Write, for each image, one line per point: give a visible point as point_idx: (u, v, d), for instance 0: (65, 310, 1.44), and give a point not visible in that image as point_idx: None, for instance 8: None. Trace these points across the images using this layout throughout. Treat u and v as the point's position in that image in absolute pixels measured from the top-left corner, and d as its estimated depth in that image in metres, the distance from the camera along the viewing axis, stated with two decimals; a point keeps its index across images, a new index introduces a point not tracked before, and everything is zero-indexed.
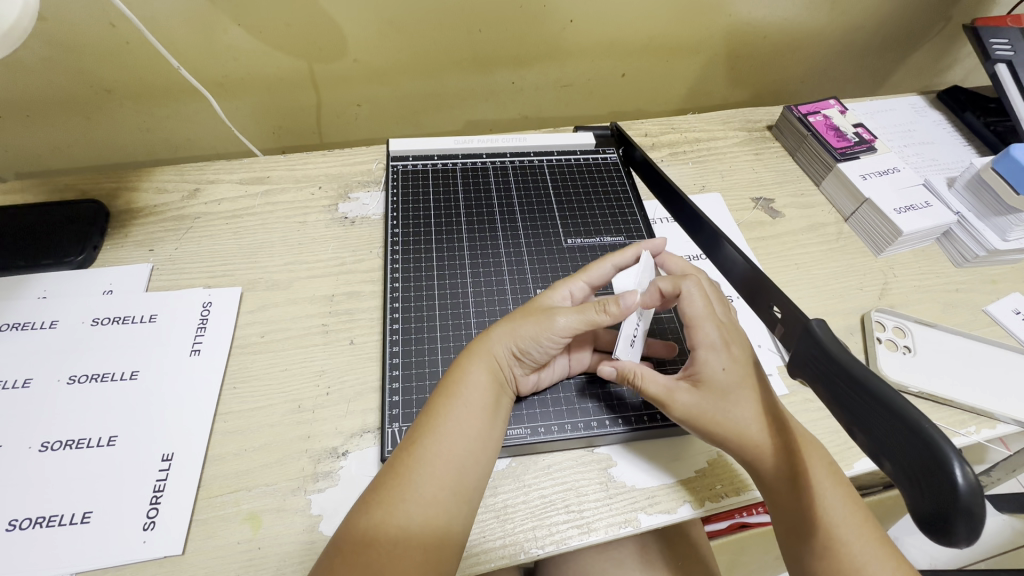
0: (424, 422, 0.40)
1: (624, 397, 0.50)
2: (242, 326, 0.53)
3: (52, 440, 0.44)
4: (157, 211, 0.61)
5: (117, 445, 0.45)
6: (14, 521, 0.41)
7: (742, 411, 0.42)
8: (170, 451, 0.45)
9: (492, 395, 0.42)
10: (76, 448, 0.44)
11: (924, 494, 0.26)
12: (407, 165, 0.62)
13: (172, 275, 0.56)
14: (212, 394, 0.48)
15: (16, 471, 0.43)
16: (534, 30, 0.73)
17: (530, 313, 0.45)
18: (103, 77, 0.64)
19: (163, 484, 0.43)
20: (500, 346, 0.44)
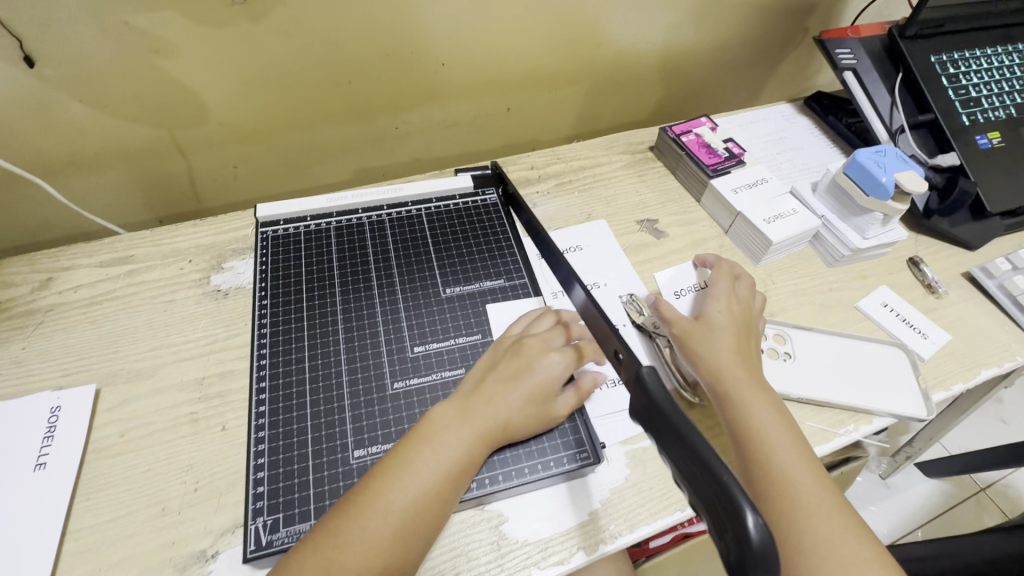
0: (397, 456, 0.42)
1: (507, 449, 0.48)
2: (99, 427, 0.49)
3: None
4: (2, 308, 0.57)
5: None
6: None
7: (729, 344, 0.52)
8: None
9: (481, 456, 0.44)
10: None
11: (726, 541, 0.26)
12: (277, 230, 0.59)
13: (16, 379, 0.52)
14: (60, 511, 0.44)
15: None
16: (407, 76, 0.73)
17: (538, 391, 0.47)
18: None
19: None
20: (503, 415, 0.46)
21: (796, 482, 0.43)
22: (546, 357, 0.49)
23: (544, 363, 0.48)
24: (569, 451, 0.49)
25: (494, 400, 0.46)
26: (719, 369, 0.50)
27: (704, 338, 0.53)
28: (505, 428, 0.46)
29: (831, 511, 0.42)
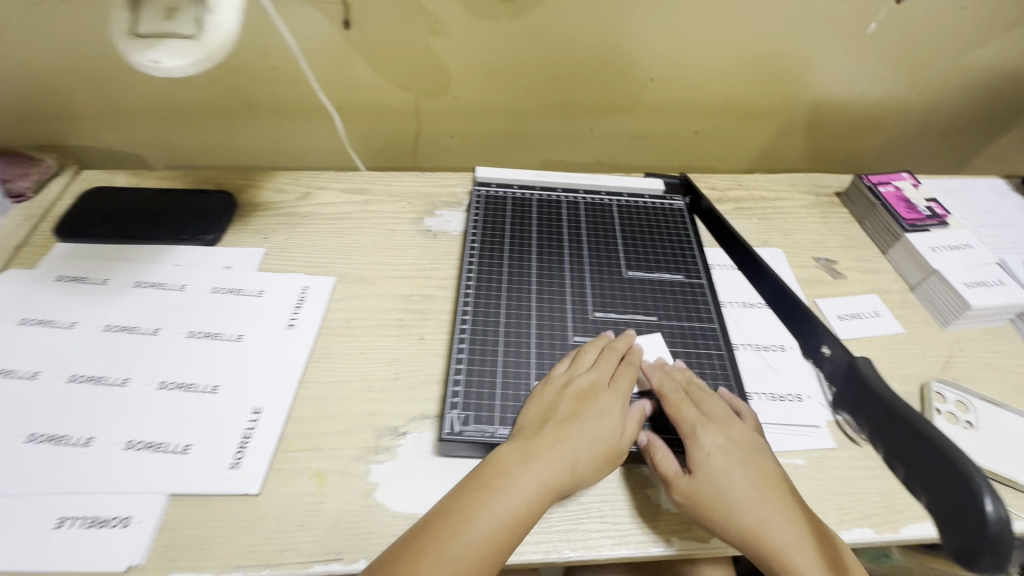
0: (461, 507, 0.42)
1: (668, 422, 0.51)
2: (331, 311, 0.60)
3: (169, 381, 0.52)
4: (274, 207, 0.72)
5: (218, 393, 0.52)
6: (131, 441, 0.48)
7: (751, 486, 0.45)
8: (260, 405, 0.51)
9: (544, 502, 0.44)
10: (186, 391, 0.52)
11: (955, 524, 0.32)
12: (490, 191, 0.69)
13: (278, 260, 0.65)
14: (300, 363, 0.55)
15: (143, 400, 0.51)
16: (617, 84, 0.81)
17: (600, 433, 0.46)
18: (250, 94, 0.77)
19: (250, 432, 0.50)
20: (570, 457, 0.45)
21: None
22: (604, 396, 0.48)
23: (605, 401, 0.48)
24: None
25: (555, 446, 0.45)
26: (743, 521, 0.44)
27: (716, 497, 0.44)
28: (572, 468, 0.45)
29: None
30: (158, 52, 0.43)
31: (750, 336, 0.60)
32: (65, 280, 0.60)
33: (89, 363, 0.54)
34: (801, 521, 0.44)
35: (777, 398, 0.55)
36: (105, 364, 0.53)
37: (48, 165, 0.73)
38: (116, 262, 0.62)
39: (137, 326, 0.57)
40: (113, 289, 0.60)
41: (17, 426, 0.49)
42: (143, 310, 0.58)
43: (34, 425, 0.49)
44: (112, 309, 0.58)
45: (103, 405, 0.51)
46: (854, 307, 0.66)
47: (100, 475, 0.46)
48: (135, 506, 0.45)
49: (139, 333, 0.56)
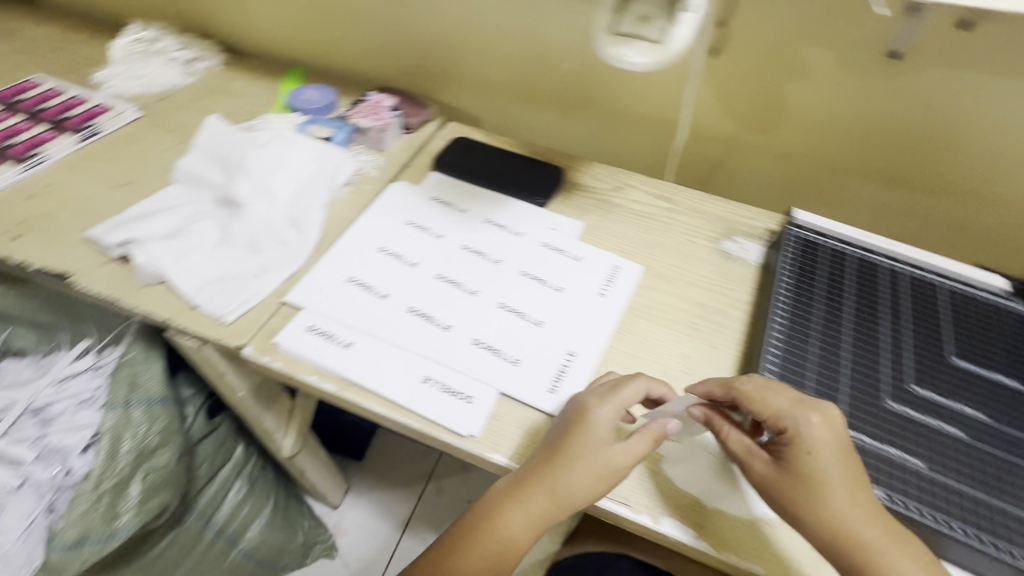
0: (475, 529, 0.49)
1: (998, 525, 0.46)
2: (635, 294, 0.66)
3: (506, 304, 0.63)
4: (591, 190, 0.81)
5: (543, 327, 0.61)
6: (478, 340, 0.60)
7: (842, 478, 0.44)
8: (574, 350, 0.60)
9: (538, 528, 0.48)
10: (518, 317, 0.62)
11: None
12: (805, 235, 0.70)
13: (592, 236, 0.74)
14: (608, 329, 0.62)
15: (487, 312, 0.62)
16: (965, 167, 0.76)
17: (598, 471, 0.48)
18: (595, 92, 0.88)
19: (565, 369, 0.58)
20: (564, 488, 0.48)
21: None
22: (588, 415, 0.50)
23: (590, 420, 0.50)
24: None
25: (547, 471, 0.48)
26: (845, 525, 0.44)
27: (817, 479, 0.45)
28: (563, 502, 0.48)
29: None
30: (628, 50, 0.53)
31: None
32: (436, 201, 0.75)
33: (450, 269, 0.66)
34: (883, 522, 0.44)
35: None
36: (462, 274, 0.66)
37: (425, 113, 0.89)
38: (473, 199, 0.76)
39: (485, 253, 0.69)
40: (470, 218, 0.73)
41: (401, 298, 0.63)
42: (490, 242, 0.70)
43: (412, 301, 0.63)
44: (467, 233, 0.71)
45: (459, 304, 0.63)
46: None
47: (456, 357, 0.58)
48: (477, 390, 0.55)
49: (486, 259, 0.68)
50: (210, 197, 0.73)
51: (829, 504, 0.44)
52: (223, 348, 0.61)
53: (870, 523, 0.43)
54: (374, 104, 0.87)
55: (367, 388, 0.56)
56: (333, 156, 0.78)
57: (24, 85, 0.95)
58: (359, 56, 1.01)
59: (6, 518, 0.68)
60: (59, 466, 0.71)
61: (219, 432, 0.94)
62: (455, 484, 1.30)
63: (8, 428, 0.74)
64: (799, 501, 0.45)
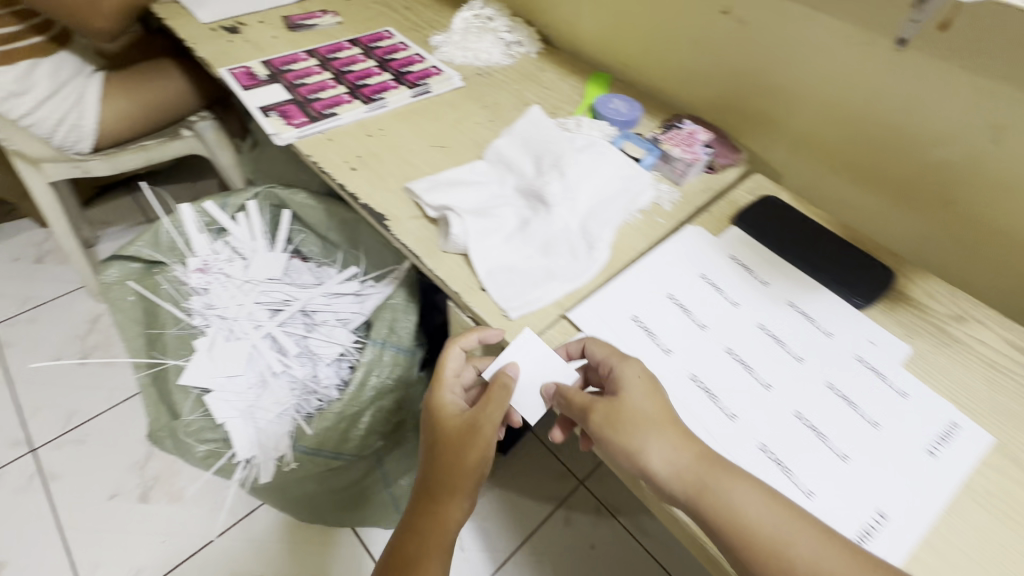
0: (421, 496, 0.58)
1: None
2: (976, 470, 0.52)
3: (804, 416, 0.54)
4: (925, 309, 0.66)
5: (847, 464, 0.51)
6: (765, 447, 0.51)
7: (644, 403, 0.50)
8: (884, 512, 0.48)
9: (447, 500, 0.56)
10: (817, 438, 0.52)
11: None
12: None
13: (922, 369, 0.59)
14: (935, 503, 0.49)
15: (780, 417, 0.53)
16: None
17: (448, 428, 0.56)
18: (962, 193, 0.71)
19: (869, 532, 0.47)
20: (458, 456, 0.55)
21: (761, 529, 0.43)
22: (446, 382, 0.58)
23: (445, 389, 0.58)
24: None
25: (449, 424, 0.56)
26: (676, 469, 0.47)
27: (629, 408, 0.49)
28: (454, 468, 0.55)
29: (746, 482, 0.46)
30: None
31: None
32: (735, 262, 0.67)
33: (741, 346, 0.59)
34: (707, 456, 0.47)
35: None
36: (756, 359, 0.58)
37: (734, 157, 0.82)
38: (779, 273, 0.66)
39: (785, 343, 0.59)
40: (774, 294, 0.64)
41: (684, 359, 0.57)
42: (793, 332, 0.60)
43: (696, 368, 0.56)
44: (767, 311, 0.62)
45: (748, 393, 0.55)
46: None
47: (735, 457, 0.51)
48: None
49: (787, 351, 0.59)
50: (512, 182, 0.75)
51: (636, 444, 0.48)
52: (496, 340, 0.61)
53: (681, 452, 0.47)
54: (688, 134, 0.82)
55: None
56: (638, 179, 0.74)
57: (380, 34, 1.08)
58: (674, 75, 0.95)
59: (267, 396, 0.80)
60: (311, 369, 0.82)
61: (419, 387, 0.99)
62: (584, 519, 1.24)
63: (285, 319, 0.86)
64: (633, 453, 0.47)
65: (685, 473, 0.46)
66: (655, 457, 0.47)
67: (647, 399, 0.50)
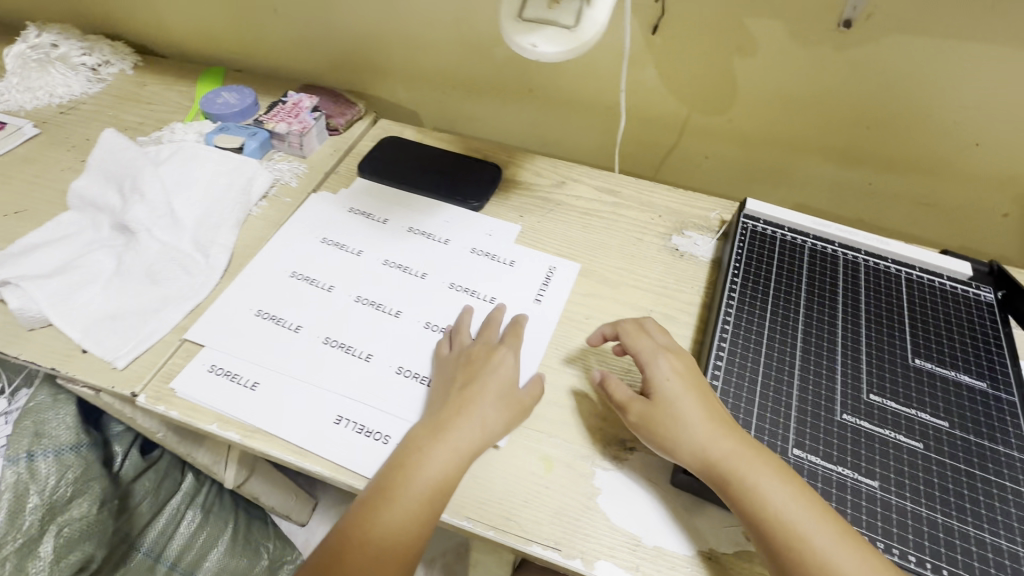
0: (387, 492, 0.45)
1: (955, 549, 0.42)
2: (574, 304, 0.62)
3: (436, 324, 0.58)
4: (531, 189, 0.75)
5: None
6: (403, 369, 0.55)
7: (694, 411, 0.47)
8: None
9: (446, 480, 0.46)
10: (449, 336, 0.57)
11: None
12: (757, 227, 0.64)
13: (531, 241, 0.68)
14: (542, 345, 0.57)
15: (413, 336, 0.57)
16: (926, 142, 0.71)
17: (499, 389, 0.51)
18: (533, 78, 0.81)
19: None
20: (486, 408, 0.49)
21: (786, 522, 0.42)
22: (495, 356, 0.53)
23: (497, 357, 0.53)
24: None
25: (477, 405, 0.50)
26: (710, 460, 0.45)
27: (662, 409, 0.48)
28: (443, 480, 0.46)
29: (822, 521, 0.42)
30: (538, 37, 0.46)
31: None
32: (364, 207, 0.70)
33: (369, 290, 0.61)
34: (743, 450, 0.45)
35: None
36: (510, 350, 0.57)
37: (355, 109, 0.84)
38: (400, 205, 0.70)
39: (412, 265, 0.63)
40: (395, 224, 0.68)
41: (314, 325, 0.58)
42: (415, 251, 0.65)
43: (328, 331, 0.57)
44: (395, 244, 0.66)
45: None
46: None
47: (373, 391, 0.53)
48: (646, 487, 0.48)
49: (411, 274, 0.63)
50: (106, 223, 0.66)
51: (748, 484, 0.43)
52: (117, 396, 0.55)
53: (715, 440, 0.45)
54: (293, 105, 0.80)
55: (272, 436, 0.50)
56: (243, 168, 0.71)
57: None
58: (279, 50, 0.92)
59: None
60: None
61: (159, 465, 0.89)
62: None
63: None
64: (745, 484, 0.43)
65: (676, 422, 0.47)
66: (694, 436, 0.46)
67: (678, 380, 0.49)
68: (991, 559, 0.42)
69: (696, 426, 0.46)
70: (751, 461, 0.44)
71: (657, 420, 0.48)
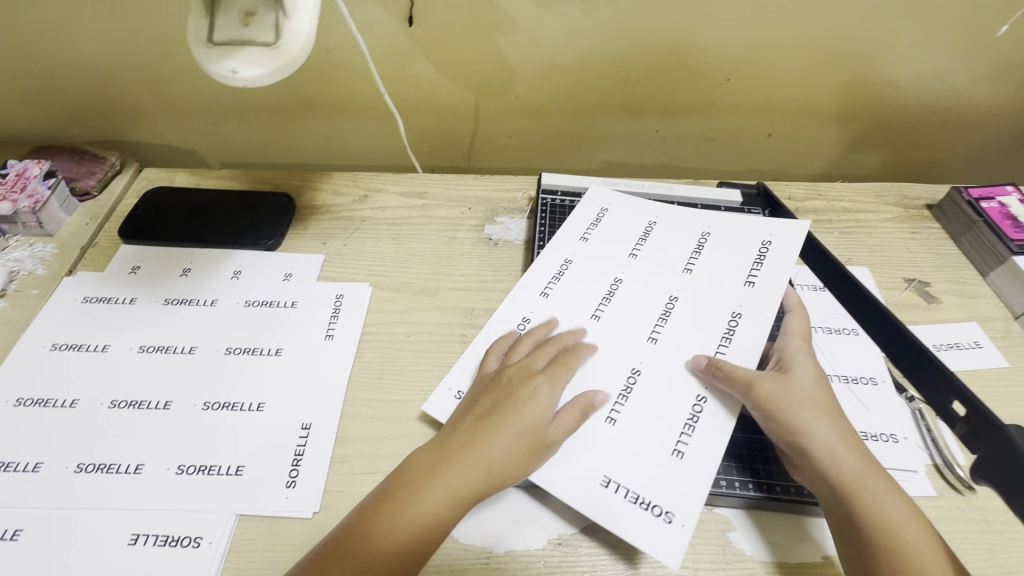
0: (435, 467, 0.43)
1: (755, 461, 0.49)
2: (393, 325, 0.59)
3: (213, 401, 0.51)
4: (332, 210, 0.70)
5: (262, 410, 0.51)
6: (182, 466, 0.47)
7: (821, 409, 0.46)
8: (309, 422, 0.51)
9: (463, 497, 0.42)
10: (232, 410, 0.51)
11: None
12: (556, 199, 0.68)
13: (338, 268, 0.64)
14: (339, 385, 0.53)
15: (189, 423, 0.50)
16: (688, 84, 0.76)
17: (524, 421, 0.45)
18: (307, 91, 0.75)
19: (302, 449, 0.49)
20: (486, 456, 0.43)
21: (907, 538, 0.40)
22: (530, 387, 0.47)
23: (531, 393, 0.47)
24: None
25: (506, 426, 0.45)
26: (833, 458, 0.43)
27: (793, 401, 0.46)
28: (427, 523, 0.41)
29: (918, 529, 0.41)
30: (236, 61, 0.41)
31: (837, 365, 0.56)
32: (134, 275, 0.61)
33: (120, 375, 0.53)
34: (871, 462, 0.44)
35: (870, 437, 0.51)
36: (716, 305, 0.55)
37: (106, 164, 0.73)
38: (167, 269, 0.62)
39: (653, 316, 0.55)
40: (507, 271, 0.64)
41: (65, 448, 0.48)
42: (640, 304, 0.56)
43: (93, 457, 0.47)
44: (646, 280, 0.58)
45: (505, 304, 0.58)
46: (943, 332, 0.61)
47: (153, 503, 0.45)
48: (681, 508, 0.44)
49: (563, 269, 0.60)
50: None
51: (797, 421, 0.45)
52: None
53: (851, 448, 0.44)
54: (19, 176, 0.66)
55: None
56: None
57: None
58: None
59: None
60: None
61: None
62: None
63: None
64: (866, 494, 0.42)
65: (836, 448, 0.44)
66: (842, 451, 0.44)
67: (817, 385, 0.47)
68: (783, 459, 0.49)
69: (794, 373, 0.48)
70: (868, 464, 0.43)
71: (773, 416, 0.46)
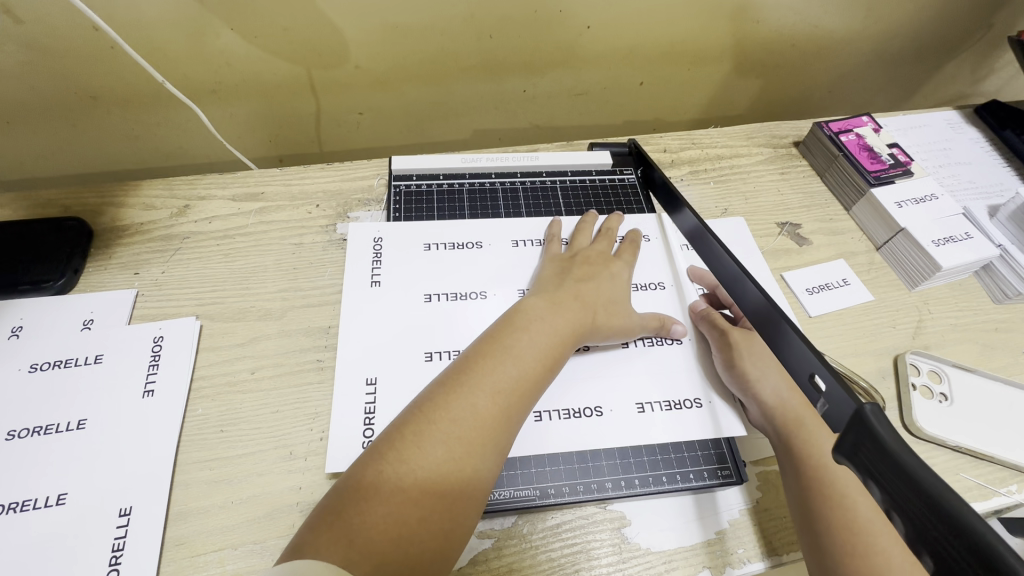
0: (528, 321, 0.46)
1: (643, 453, 0.48)
2: (232, 361, 0.50)
3: None
4: (143, 230, 0.58)
5: (63, 503, 0.41)
6: None
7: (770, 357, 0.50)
8: (128, 505, 0.42)
9: (566, 346, 0.46)
10: (21, 512, 0.40)
11: None
12: (410, 185, 0.62)
13: (158, 302, 0.53)
14: (167, 450, 0.44)
15: None
16: (548, 36, 0.69)
17: (611, 291, 0.51)
18: (86, 82, 0.60)
19: (121, 543, 0.40)
20: (591, 314, 0.48)
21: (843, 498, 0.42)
22: (612, 266, 0.54)
23: (613, 270, 0.54)
24: (708, 466, 0.47)
25: (586, 292, 0.50)
26: (780, 406, 0.47)
27: (752, 348, 0.50)
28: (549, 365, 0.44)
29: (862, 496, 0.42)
30: None
31: None
32: None
33: None
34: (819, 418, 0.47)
35: None
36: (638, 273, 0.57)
37: None
38: None
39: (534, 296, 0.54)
40: (394, 233, 0.58)
41: None
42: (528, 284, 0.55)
43: None
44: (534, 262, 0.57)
45: (366, 307, 0.52)
46: (816, 274, 0.61)
47: None
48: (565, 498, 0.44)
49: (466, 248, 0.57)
50: None
51: (749, 369, 0.49)
52: None
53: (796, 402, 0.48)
54: None
55: None
56: None
57: None
58: None
59: None
60: None
61: None
62: None
63: None
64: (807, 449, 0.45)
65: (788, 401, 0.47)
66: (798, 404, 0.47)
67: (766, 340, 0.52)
68: (670, 444, 0.48)
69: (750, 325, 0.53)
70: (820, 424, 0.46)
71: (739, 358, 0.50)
